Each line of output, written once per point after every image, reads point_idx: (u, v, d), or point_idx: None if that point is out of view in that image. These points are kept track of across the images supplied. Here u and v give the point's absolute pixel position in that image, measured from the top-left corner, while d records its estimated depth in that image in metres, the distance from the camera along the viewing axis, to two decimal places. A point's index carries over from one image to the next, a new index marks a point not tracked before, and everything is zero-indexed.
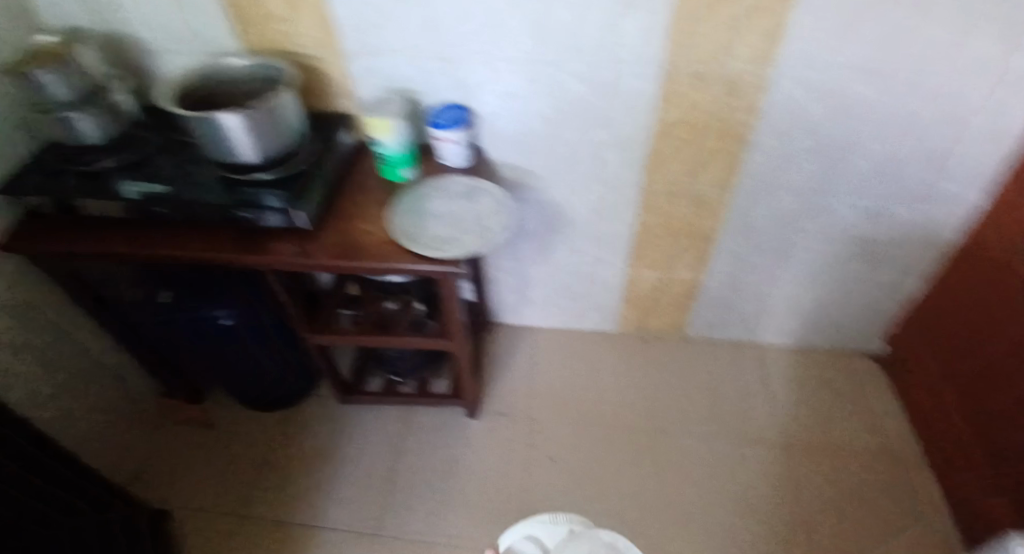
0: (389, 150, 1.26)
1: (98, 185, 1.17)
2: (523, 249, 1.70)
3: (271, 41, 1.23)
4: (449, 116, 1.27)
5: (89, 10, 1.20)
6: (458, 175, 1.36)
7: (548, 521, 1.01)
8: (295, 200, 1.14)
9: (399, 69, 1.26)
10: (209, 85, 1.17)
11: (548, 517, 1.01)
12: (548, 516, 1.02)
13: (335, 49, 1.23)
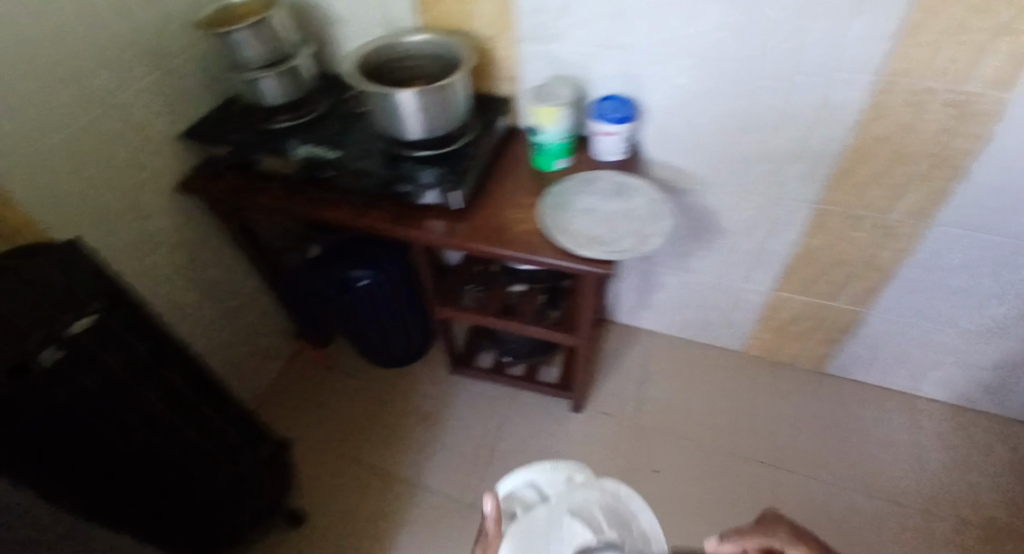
0: (546, 140, 1.21)
1: (272, 141, 1.19)
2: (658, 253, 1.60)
3: (447, 17, 1.21)
4: (615, 111, 1.17)
5: None
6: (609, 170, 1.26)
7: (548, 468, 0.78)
8: (453, 181, 1.12)
9: (571, 54, 1.19)
10: (387, 58, 1.18)
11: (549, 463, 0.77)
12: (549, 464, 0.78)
13: (507, 30, 1.19)
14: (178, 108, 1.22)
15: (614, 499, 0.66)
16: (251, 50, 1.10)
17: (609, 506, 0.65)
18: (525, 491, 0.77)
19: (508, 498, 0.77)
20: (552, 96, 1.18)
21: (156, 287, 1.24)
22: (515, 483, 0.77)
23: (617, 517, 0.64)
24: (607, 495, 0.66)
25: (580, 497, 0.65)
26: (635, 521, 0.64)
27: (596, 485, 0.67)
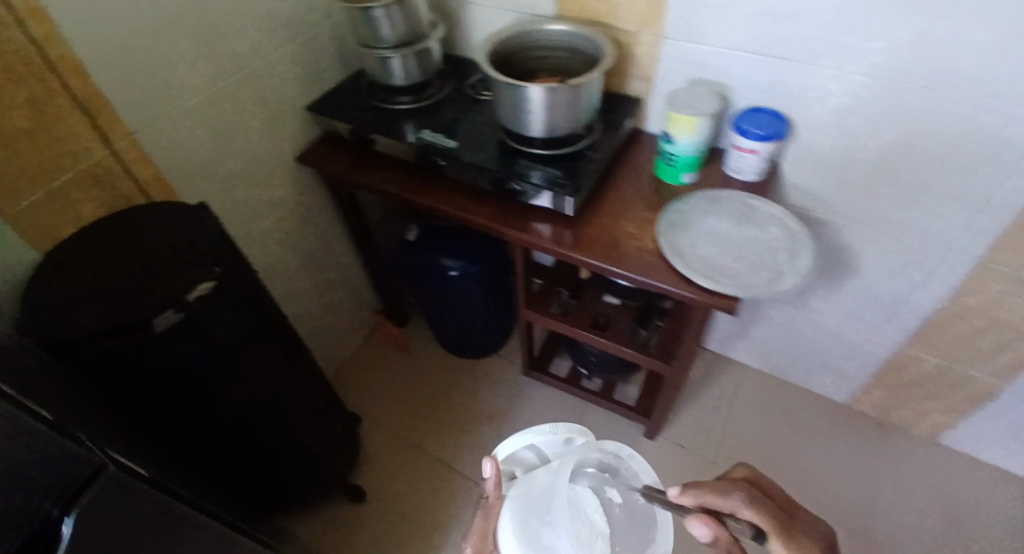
0: (679, 151, 1.07)
1: (391, 122, 1.18)
2: None
3: (591, 6, 1.12)
4: (766, 127, 1.04)
5: None
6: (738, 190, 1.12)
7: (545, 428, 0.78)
8: (570, 185, 1.03)
9: (721, 59, 1.07)
10: (522, 49, 1.12)
11: (549, 425, 0.78)
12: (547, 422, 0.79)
13: (653, 27, 1.09)
14: (309, 76, 1.22)
15: (615, 460, 0.71)
16: (388, 29, 1.08)
17: (607, 468, 0.71)
18: (526, 452, 0.81)
19: (508, 460, 0.81)
20: (696, 103, 1.05)
21: (264, 250, 1.26)
22: (514, 445, 0.79)
23: (614, 478, 0.71)
24: (604, 456, 0.71)
25: (577, 462, 0.69)
26: (633, 479, 0.71)
27: (592, 447, 0.70)
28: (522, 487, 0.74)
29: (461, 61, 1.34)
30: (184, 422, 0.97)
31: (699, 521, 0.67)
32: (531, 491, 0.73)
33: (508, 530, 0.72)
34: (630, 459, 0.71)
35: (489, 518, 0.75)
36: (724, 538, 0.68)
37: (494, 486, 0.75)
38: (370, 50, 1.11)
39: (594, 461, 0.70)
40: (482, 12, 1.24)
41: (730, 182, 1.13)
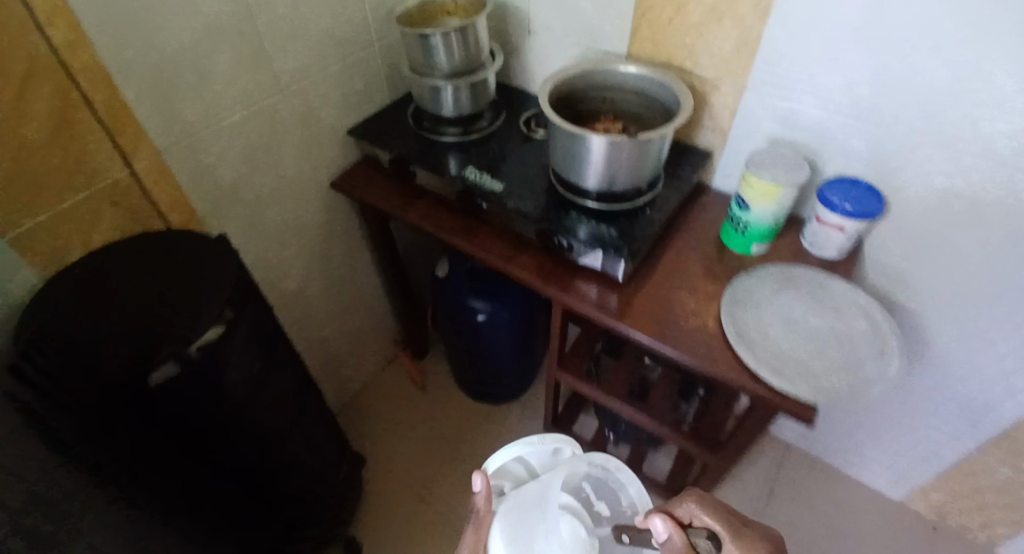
0: (753, 220, 0.93)
1: (435, 155, 1.09)
2: None
3: (668, 47, 1.00)
4: (860, 206, 0.88)
5: None
6: (818, 268, 0.96)
7: (533, 440, 0.74)
8: (626, 248, 0.91)
9: (810, 120, 0.94)
10: (589, 90, 1.02)
11: (538, 436, 0.75)
12: (536, 435, 0.75)
13: (733, 77, 0.96)
14: (352, 96, 1.13)
15: (603, 473, 0.67)
16: (444, 57, 0.99)
17: (596, 482, 0.66)
18: (513, 464, 0.76)
19: (499, 473, 0.75)
20: (779, 168, 0.90)
21: (285, 275, 1.18)
22: (501, 459, 0.75)
23: (601, 492, 0.65)
24: (592, 469, 0.66)
25: (568, 474, 0.65)
26: (624, 495, 0.65)
27: (580, 461, 0.66)
28: (514, 496, 0.66)
29: (515, 93, 1.24)
30: (174, 488, 0.85)
31: (661, 521, 0.59)
32: (522, 500, 0.65)
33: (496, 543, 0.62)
34: (620, 473, 0.66)
35: (475, 533, 0.66)
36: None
37: (484, 500, 0.67)
38: (421, 77, 1.02)
39: (583, 475, 0.65)
40: (544, 44, 1.14)
41: (808, 260, 0.98)
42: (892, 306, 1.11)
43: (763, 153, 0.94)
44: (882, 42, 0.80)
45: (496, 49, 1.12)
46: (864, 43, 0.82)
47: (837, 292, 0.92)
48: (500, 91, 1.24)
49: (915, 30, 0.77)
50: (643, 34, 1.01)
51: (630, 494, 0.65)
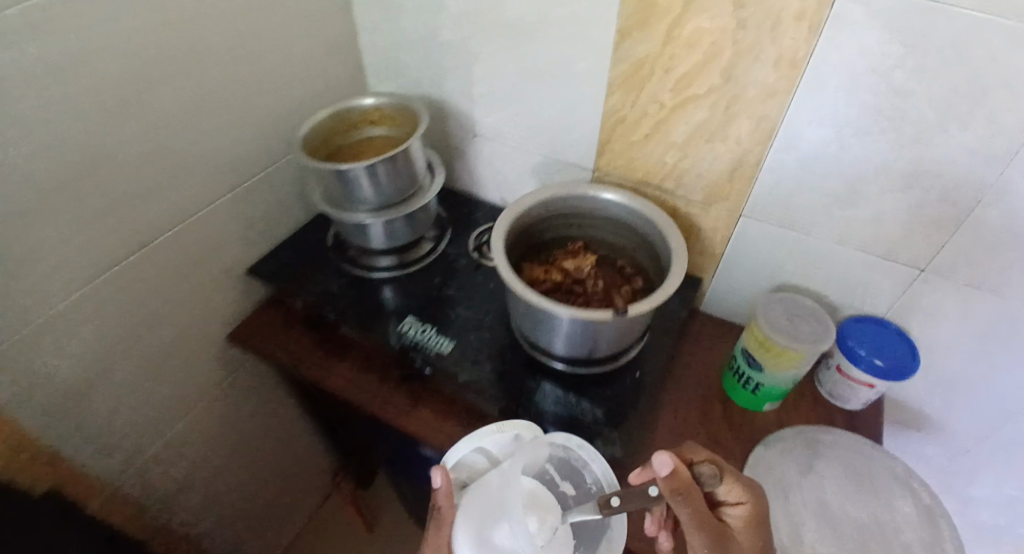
0: (767, 381, 0.73)
1: (364, 301, 0.86)
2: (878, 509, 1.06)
3: (645, 165, 0.81)
4: (893, 360, 0.71)
5: (428, 67, 0.91)
6: (863, 442, 0.76)
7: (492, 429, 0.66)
8: (617, 437, 0.70)
9: (828, 258, 0.75)
10: (557, 218, 0.83)
11: (494, 423, 0.67)
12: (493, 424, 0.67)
13: (730, 204, 0.78)
14: (251, 228, 0.89)
15: (565, 452, 0.65)
16: (368, 190, 0.78)
17: (558, 461, 0.64)
18: (475, 455, 0.66)
19: (458, 466, 0.66)
20: (799, 324, 0.71)
21: (173, 456, 0.91)
22: (461, 452, 0.66)
23: (565, 472, 0.63)
24: (554, 449, 0.64)
25: (534, 457, 0.63)
26: (588, 471, 0.64)
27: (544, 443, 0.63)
28: (478, 489, 0.62)
29: (463, 203, 1.03)
30: None
31: (671, 458, 0.56)
32: (482, 499, 0.60)
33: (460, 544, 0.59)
34: (583, 452, 0.64)
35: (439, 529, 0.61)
36: (695, 491, 0.55)
37: (446, 496, 0.61)
38: (339, 212, 0.80)
39: (547, 458, 0.63)
40: (494, 151, 0.95)
41: (829, 419, 0.79)
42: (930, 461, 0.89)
43: (768, 299, 0.76)
44: (921, 181, 0.63)
45: (436, 159, 0.92)
46: (892, 181, 0.65)
47: (886, 473, 0.74)
48: (448, 202, 1.03)
49: (970, 172, 0.60)
50: (615, 148, 0.82)
51: (596, 471, 0.63)
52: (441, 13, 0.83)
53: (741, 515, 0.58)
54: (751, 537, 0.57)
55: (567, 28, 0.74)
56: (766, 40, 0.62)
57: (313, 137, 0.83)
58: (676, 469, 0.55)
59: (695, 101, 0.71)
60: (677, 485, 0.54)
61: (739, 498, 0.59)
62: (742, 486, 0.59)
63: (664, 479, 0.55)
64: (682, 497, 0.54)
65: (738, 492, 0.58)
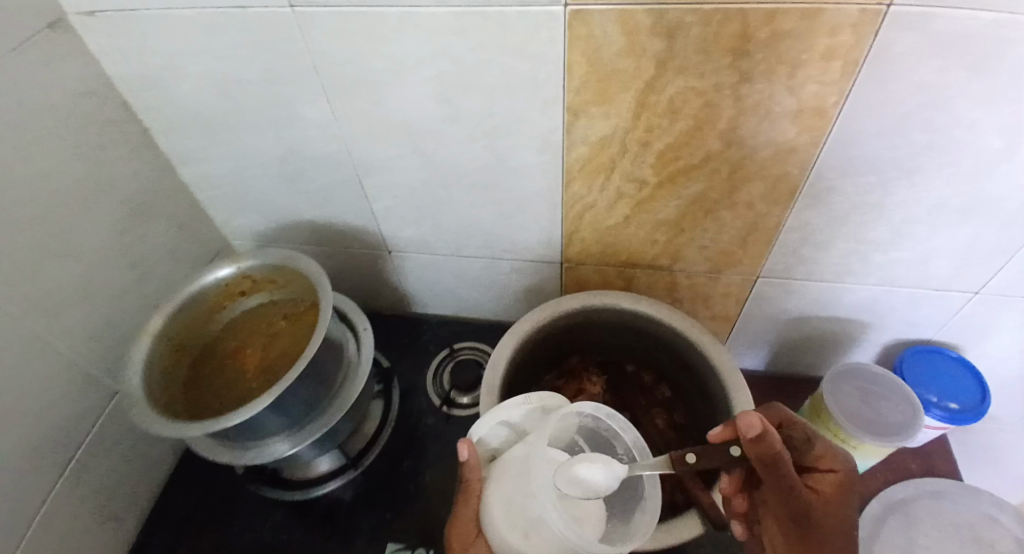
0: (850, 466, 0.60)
1: (313, 538, 0.64)
2: None
3: (630, 248, 0.63)
4: (954, 393, 0.62)
5: (300, 190, 0.65)
6: (956, 487, 0.64)
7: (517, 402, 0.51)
8: None
9: (870, 295, 0.63)
10: (540, 349, 0.63)
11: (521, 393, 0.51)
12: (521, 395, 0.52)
13: (746, 265, 0.62)
14: (111, 491, 0.62)
15: (593, 423, 0.48)
16: (274, 419, 0.54)
17: (589, 434, 0.47)
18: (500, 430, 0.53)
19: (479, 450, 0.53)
20: (880, 404, 0.58)
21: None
22: (486, 425, 0.51)
23: (596, 443, 0.47)
24: (581, 421, 0.48)
25: (559, 428, 0.47)
26: (621, 442, 0.47)
27: (571, 411, 0.47)
28: (508, 459, 0.48)
29: (404, 330, 0.81)
30: None
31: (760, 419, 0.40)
32: (504, 471, 0.48)
33: (491, 518, 0.47)
34: (614, 421, 0.47)
35: (463, 504, 0.48)
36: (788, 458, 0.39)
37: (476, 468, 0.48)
38: (244, 451, 0.55)
39: (575, 428, 0.47)
40: (424, 263, 0.73)
41: (907, 470, 0.68)
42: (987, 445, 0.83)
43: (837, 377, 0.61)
44: (987, 210, 0.51)
45: (347, 300, 0.67)
46: (948, 215, 0.52)
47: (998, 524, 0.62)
48: (386, 337, 0.81)
49: None
50: (587, 237, 0.63)
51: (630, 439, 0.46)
52: (296, 125, 0.56)
53: (834, 485, 0.41)
54: (846, 518, 0.40)
55: (488, 117, 0.51)
56: (782, 91, 0.44)
57: (161, 360, 0.56)
58: (765, 431, 0.39)
59: (686, 173, 0.53)
60: (765, 451, 0.39)
61: (831, 464, 0.43)
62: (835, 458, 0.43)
63: (749, 442, 0.40)
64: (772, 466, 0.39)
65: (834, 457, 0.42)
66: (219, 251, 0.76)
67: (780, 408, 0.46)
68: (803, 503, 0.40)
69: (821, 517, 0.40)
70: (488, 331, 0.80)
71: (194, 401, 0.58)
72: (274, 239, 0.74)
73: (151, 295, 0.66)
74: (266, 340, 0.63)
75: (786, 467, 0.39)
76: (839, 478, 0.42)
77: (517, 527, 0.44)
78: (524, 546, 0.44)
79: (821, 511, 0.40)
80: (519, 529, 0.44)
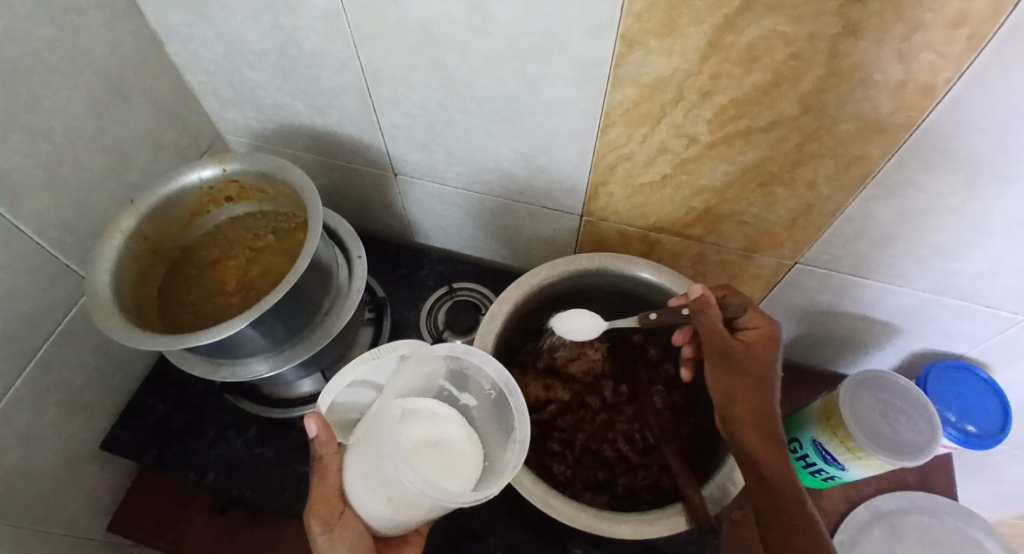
0: (847, 475, 0.57)
1: (284, 461, 0.63)
2: (1002, 504, 0.85)
3: (660, 212, 0.57)
4: (968, 412, 0.59)
5: (299, 89, 0.57)
6: (951, 511, 0.63)
7: (370, 358, 0.53)
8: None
9: (911, 302, 0.57)
10: (547, 306, 0.58)
11: (370, 350, 0.54)
12: (371, 352, 0.53)
13: (785, 249, 0.56)
14: (83, 383, 0.60)
15: (455, 362, 0.48)
16: (252, 343, 0.49)
17: (454, 375, 0.48)
18: (355, 390, 0.53)
19: (336, 411, 0.52)
20: (898, 420, 0.54)
21: None
22: (342, 385, 0.53)
23: (465, 384, 0.48)
24: (445, 364, 0.48)
25: (419, 375, 0.47)
26: (484, 376, 0.47)
27: (425, 362, 0.47)
28: (367, 417, 0.46)
29: (403, 259, 0.76)
30: None
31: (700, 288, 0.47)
32: (363, 437, 0.44)
33: (360, 494, 0.44)
34: (472, 357, 0.47)
35: (320, 482, 0.44)
36: (714, 309, 0.46)
37: (328, 445, 0.44)
38: (220, 366, 0.51)
39: (440, 374, 0.48)
40: (429, 192, 0.67)
41: (901, 481, 0.66)
42: (990, 474, 0.80)
43: (857, 393, 0.55)
44: None
45: (340, 220, 0.61)
46: None
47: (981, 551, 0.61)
48: (383, 265, 0.76)
49: None
50: (615, 191, 0.56)
51: (490, 374, 0.47)
52: (297, 13, 0.47)
53: (757, 337, 0.46)
54: (767, 360, 0.45)
55: (522, 36, 0.43)
56: (887, 56, 0.36)
57: (135, 260, 0.52)
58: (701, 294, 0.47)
59: (746, 137, 0.45)
60: (700, 307, 0.47)
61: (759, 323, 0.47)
62: (762, 321, 0.47)
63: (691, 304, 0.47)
64: (701, 315, 0.46)
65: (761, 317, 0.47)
66: (211, 145, 0.69)
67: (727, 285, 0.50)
68: (724, 342, 0.46)
69: (746, 358, 0.45)
70: (491, 275, 0.75)
71: (167, 309, 0.54)
72: (271, 140, 0.68)
73: (131, 185, 0.60)
74: (250, 253, 0.58)
75: (712, 316, 0.46)
76: (763, 333, 0.46)
77: (381, 495, 0.42)
78: (395, 508, 0.42)
79: (743, 352, 0.46)
80: (383, 494, 0.42)
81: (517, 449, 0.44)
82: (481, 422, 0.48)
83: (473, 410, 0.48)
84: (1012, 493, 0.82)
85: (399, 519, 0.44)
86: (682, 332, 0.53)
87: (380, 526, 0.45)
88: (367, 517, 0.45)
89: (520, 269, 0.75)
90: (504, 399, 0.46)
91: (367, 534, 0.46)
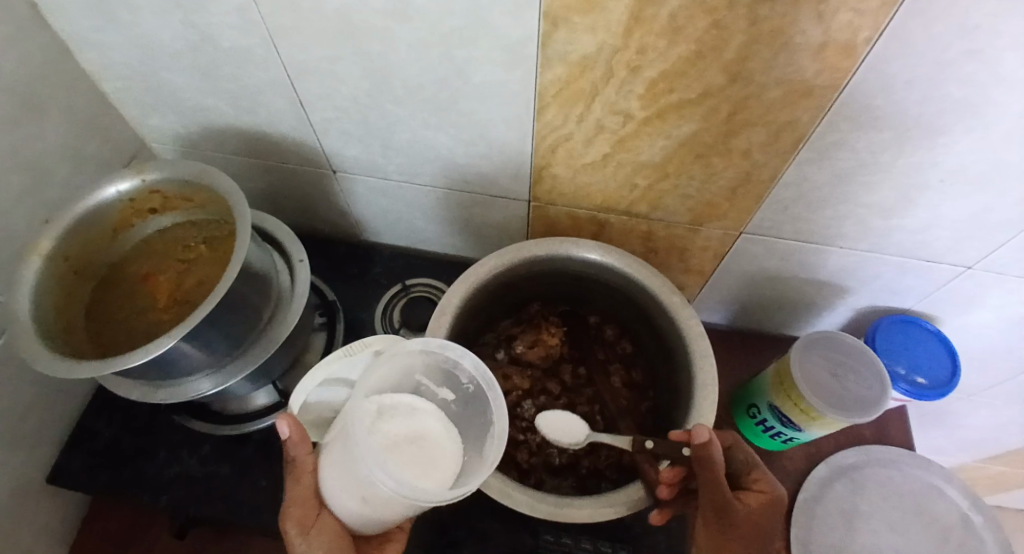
0: (803, 435, 0.59)
1: (242, 475, 0.61)
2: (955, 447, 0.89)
3: (606, 191, 0.56)
4: (916, 363, 0.61)
5: (221, 89, 0.54)
6: (908, 462, 0.65)
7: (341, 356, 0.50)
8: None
9: (855, 262, 0.58)
10: (499, 297, 0.58)
11: (342, 347, 0.50)
12: (343, 348, 0.50)
13: (730, 219, 0.57)
14: (20, 415, 0.57)
15: (433, 358, 0.46)
16: (187, 361, 0.47)
17: (431, 369, 0.46)
18: (329, 389, 0.51)
19: (310, 410, 0.51)
20: (846, 379, 0.55)
21: None
22: (312, 386, 0.50)
23: (442, 379, 0.46)
24: (422, 359, 0.46)
25: (396, 372, 0.45)
26: (462, 371, 0.45)
27: (401, 356, 0.45)
28: (338, 419, 0.44)
29: (353, 258, 0.74)
30: None
31: (708, 432, 0.43)
32: (335, 439, 0.42)
33: (334, 494, 0.43)
34: (448, 352, 0.45)
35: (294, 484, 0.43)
36: (720, 465, 0.43)
37: (301, 444, 0.43)
38: (160, 386, 0.49)
39: (418, 368, 0.46)
40: (372, 187, 0.65)
41: (858, 436, 0.68)
42: (942, 421, 0.84)
43: (815, 349, 0.57)
44: (1004, 185, 0.45)
45: (279, 224, 0.58)
46: (960, 187, 0.46)
47: (934, 495, 0.64)
48: (332, 266, 0.74)
49: None
50: (559, 174, 0.55)
51: (468, 370, 0.45)
52: (206, 8, 0.45)
53: (760, 501, 0.44)
54: (767, 530, 0.43)
55: (444, 19, 0.41)
56: (807, 19, 0.36)
57: (58, 283, 0.49)
58: (709, 441, 0.42)
59: (678, 110, 0.45)
60: (704, 456, 0.42)
61: (763, 486, 0.45)
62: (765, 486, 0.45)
63: (694, 447, 0.43)
64: (705, 464, 0.42)
65: (767, 481, 0.45)
66: (136, 153, 0.66)
67: (732, 433, 0.48)
68: (727, 503, 0.42)
69: (746, 523, 0.43)
70: (445, 267, 0.74)
71: (97, 331, 0.52)
72: (200, 144, 0.64)
73: (51, 202, 0.57)
74: (182, 265, 0.56)
75: (716, 468, 0.42)
76: (766, 498, 0.44)
77: (355, 496, 0.41)
78: (369, 507, 0.41)
79: (745, 514, 0.43)
80: (357, 495, 0.41)
81: (496, 445, 0.42)
82: (459, 417, 0.46)
83: (452, 406, 0.46)
84: (963, 436, 0.86)
85: (372, 518, 0.43)
86: (674, 470, 0.45)
87: (357, 523, 0.44)
88: (344, 516, 0.44)
89: (475, 258, 0.75)
90: (481, 397, 0.45)
91: (344, 532, 0.45)
